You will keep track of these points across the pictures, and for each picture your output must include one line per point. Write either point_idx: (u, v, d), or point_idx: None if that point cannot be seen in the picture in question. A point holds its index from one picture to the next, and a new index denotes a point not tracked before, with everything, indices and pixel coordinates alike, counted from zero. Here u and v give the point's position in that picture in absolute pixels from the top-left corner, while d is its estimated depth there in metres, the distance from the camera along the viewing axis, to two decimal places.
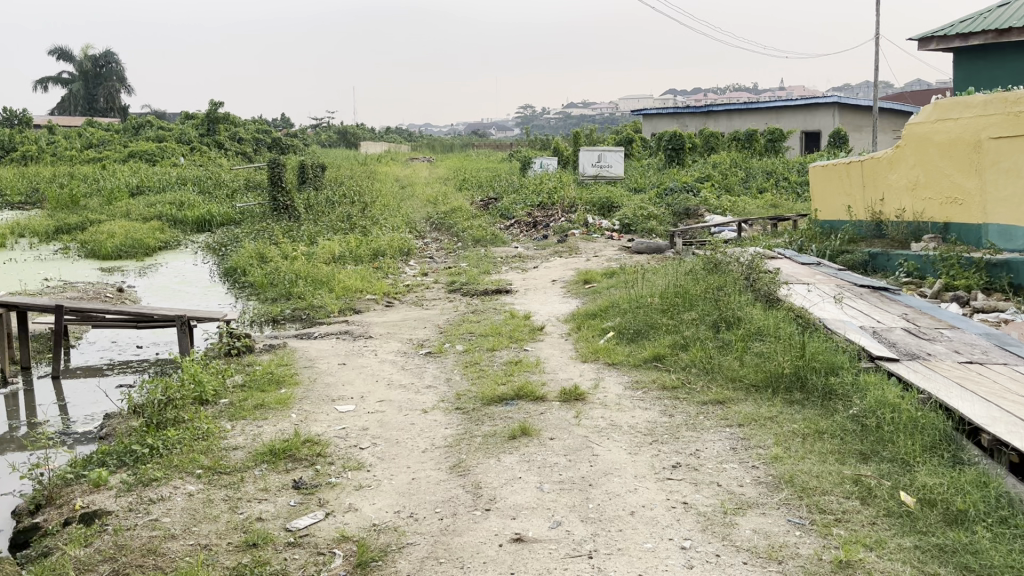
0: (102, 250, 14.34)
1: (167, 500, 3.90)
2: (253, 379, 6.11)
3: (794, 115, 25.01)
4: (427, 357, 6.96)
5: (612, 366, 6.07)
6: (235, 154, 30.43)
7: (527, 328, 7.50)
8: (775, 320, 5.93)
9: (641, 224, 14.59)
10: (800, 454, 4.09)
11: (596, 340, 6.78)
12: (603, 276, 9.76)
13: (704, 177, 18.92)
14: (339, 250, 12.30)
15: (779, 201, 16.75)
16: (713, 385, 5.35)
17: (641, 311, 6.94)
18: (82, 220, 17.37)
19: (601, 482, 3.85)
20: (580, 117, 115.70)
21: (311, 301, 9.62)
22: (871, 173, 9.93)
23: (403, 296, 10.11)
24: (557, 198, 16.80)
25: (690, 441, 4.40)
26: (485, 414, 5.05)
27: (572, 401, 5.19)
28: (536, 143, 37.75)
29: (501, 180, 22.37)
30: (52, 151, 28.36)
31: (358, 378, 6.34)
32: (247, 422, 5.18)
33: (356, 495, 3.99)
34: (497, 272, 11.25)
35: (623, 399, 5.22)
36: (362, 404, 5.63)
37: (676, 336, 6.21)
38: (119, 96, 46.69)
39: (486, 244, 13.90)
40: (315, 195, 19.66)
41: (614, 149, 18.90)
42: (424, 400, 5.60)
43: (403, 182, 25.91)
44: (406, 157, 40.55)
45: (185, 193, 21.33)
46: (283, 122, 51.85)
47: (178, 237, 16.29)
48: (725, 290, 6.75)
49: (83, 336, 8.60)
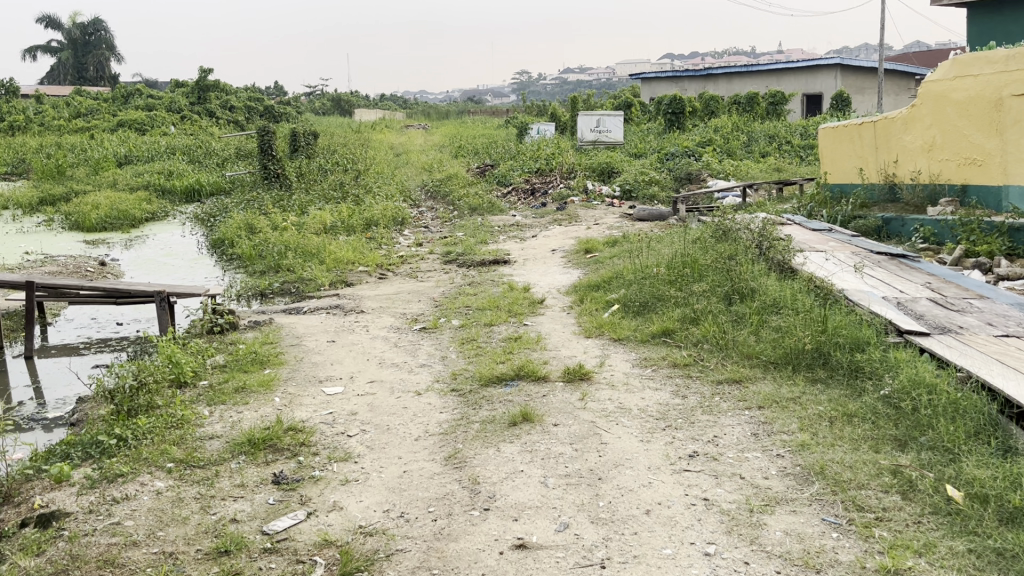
0: (86, 223, 13.87)
1: (132, 500, 3.53)
2: (234, 359, 5.72)
3: (796, 77, 24.44)
4: (422, 333, 6.58)
5: (618, 342, 5.69)
6: (226, 122, 29.79)
7: (527, 300, 7.11)
8: (792, 291, 5.55)
9: (642, 190, 14.14)
10: (830, 441, 3.73)
11: (599, 314, 6.41)
12: (605, 245, 9.36)
13: (705, 140, 18.44)
14: (331, 220, 11.87)
15: (782, 165, 16.31)
16: (728, 362, 4.98)
17: (647, 282, 6.54)
18: (68, 191, 16.88)
19: (611, 476, 3.49)
20: (576, 83, 114.35)
21: (301, 274, 9.22)
22: (884, 133, 9.49)
23: (397, 267, 9.72)
24: (555, 165, 16.34)
25: (706, 427, 4.03)
26: (483, 397, 4.68)
27: (577, 381, 4.82)
28: (533, 109, 37.05)
29: (497, 146, 21.84)
30: (40, 120, 27.72)
31: (347, 356, 5.96)
32: (226, 407, 4.79)
33: (341, 490, 3.62)
34: (495, 241, 10.84)
35: (631, 379, 4.84)
36: (351, 385, 5.27)
37: (687, 308, 5.83)
38: (109, 64, 45.84)
39: (483, 213, 13.45)
40: (307, 163, 19.14)
41: (614, 113, 18.37)
42: (418, 381, 5.24)
43: (397, 149, 25.37)
44: (401, 124, 39.89)
45: (174, 162, 20.76)
46: (277, 90, 51.06)
47: (165, 207, 15.83)
48: (737, 259, 6.36)
49: (60, 312, 8.20)
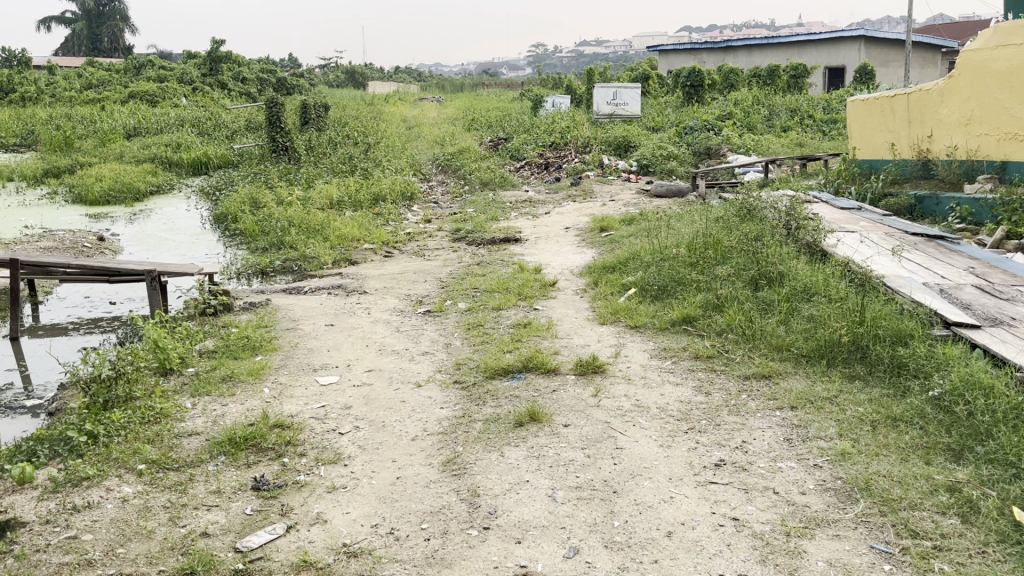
0: (89, 196, 13.54)
1: (95, 508, 3.18)
2: (224, 344, 5.37)
3: (818, 50, 23.72)
4: (426, 317, 6.21)
5: (634, 330, 5.29)
6: (238, 94, 29.36)
7: (538, 283, 6.71)
8: (826, 278, 5.13)
9: (660, 164, 13.64)
10: (873, 450, 3.33)
11: (615, 298, 6.00)
12: (621, 223, 8.93)
13: (725, 114, 17.85)
14: (337, 195, 11.49)
15: (805, 140, 15.74)
16: (756, 354, 4.57)
17: (666, 264, 6.13)
18: (72, 163, 16.55)
19: (628, 488, 3.10)
20: (592, 56, 112.84)
21: (303, 252, 8.86)
22: (918, 105, 8.96)
23: (404, 244, 9.34)
24: (570, 138, 15.85)
25: (734, 430, 3.63)
26: (488, 391, 4.30)
27: (590, 374, 4.42)
28: (548, 83, 36.36)
29: (511, 120, 21.29)
30: (51, 91, 27.37)
31: (345, 342, 5.59)
32: (210, 398, 4.43)
33: (327, 500, 3.26)
34: (506, 218, 10.42)
35: (648, 372, 4.45)
36: (347, 374, 4.90)
37: (710, 293, 5.42)
38: (124, 36, 45.37)
39: (494, 188, 13.01)
40: (317, 136, 18.71)
41: (631, 85, 17.78)
42: (418, 372, 4.86)
43: (410, 122, 24.87)
44: (415, 97, 39.25)
45: (183, 134, 20.38)
46: (291, 62, 50.56)
47: (171, 180, 15.47)
48: (763, 241, 5.94)
49: (52, 290, 7.87)
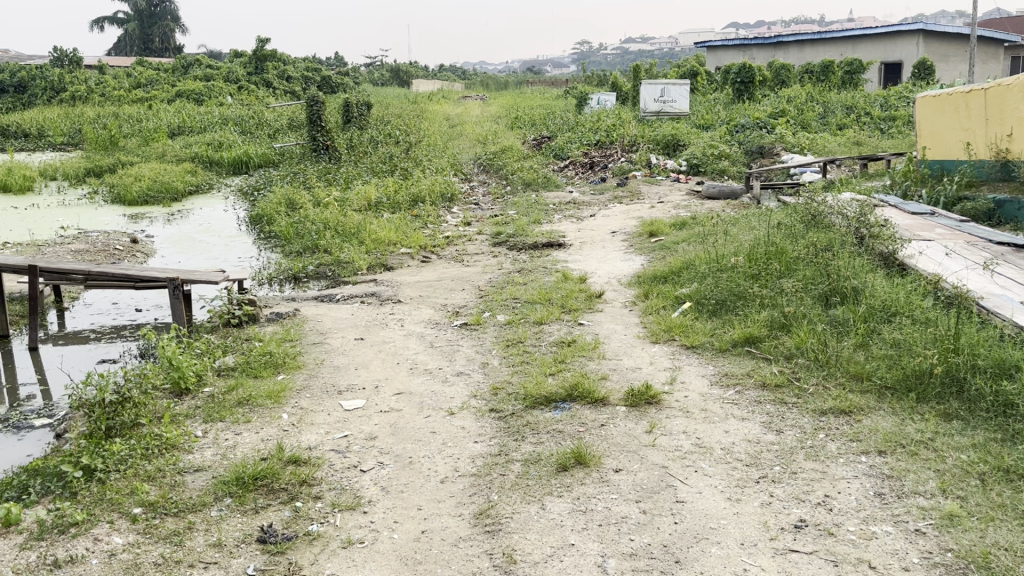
0: (128, 196, 13.37)
1: (79, 564, 2.80)
2: (245, 360, 4.99)
3: (874, 45, 22.77)
4: (463, 331, 5.77)
5: (690, 351, 4.78)
6: (282, 92, 29.30)
7: (583, 294, 6.23)
8: (909, 299, 4.55)
9: (711, 164, 13.05)
10: (988, 513, 2.79)
11: (668, 313, 5.49)
12: (671, 227, 8.39)
13: (778, 111, 17.10)
14: (375, 195, 11.13)
15: (863, 138, 14.98)
16: (832, 384, 4.04)
17: (724, 275, 5.59)
18: (114, 163, 16.47)
19: (693, 559, 2.62)
20: (637, 53, 111.55)
21: (338, 256, 8.49)
22: (996, 102, 8.19)
23: (442, 248, 8.92)
24: (616, 136, 15.30)
25: (814, 481, 3.12)
26: (527, 423, 3.83)
27: (642, 406, 3.93)
28: (592, 80, 35.66)
29: (555, 117, 20.74)
30: (100, 90, 27.53)
31: (374, 359, 5.17)
32: (223, 425, 4.05)
33: (341, 557, 2.83)
34: (549, 221, 9.95)
35: (709, 404, 3.95)
36: (374, 398, 4.48)
37: (775, 310, 4.89)
38: (174, 35, 45.82)
39: (537, 188, 12.54)
40: (359, 135, 18.41)
41: (680, 82, 17.10)
42: (452, 396, 4.42)
43: (452, 121, 24.47)
44: (459, 95, 38.87)
45: (225, 133, 20.27)
46: (337, 60, 50.64)
47: (211, 180, 15.28)
48: (833, 252, 5.38)
49: (78, 296, 7.60)
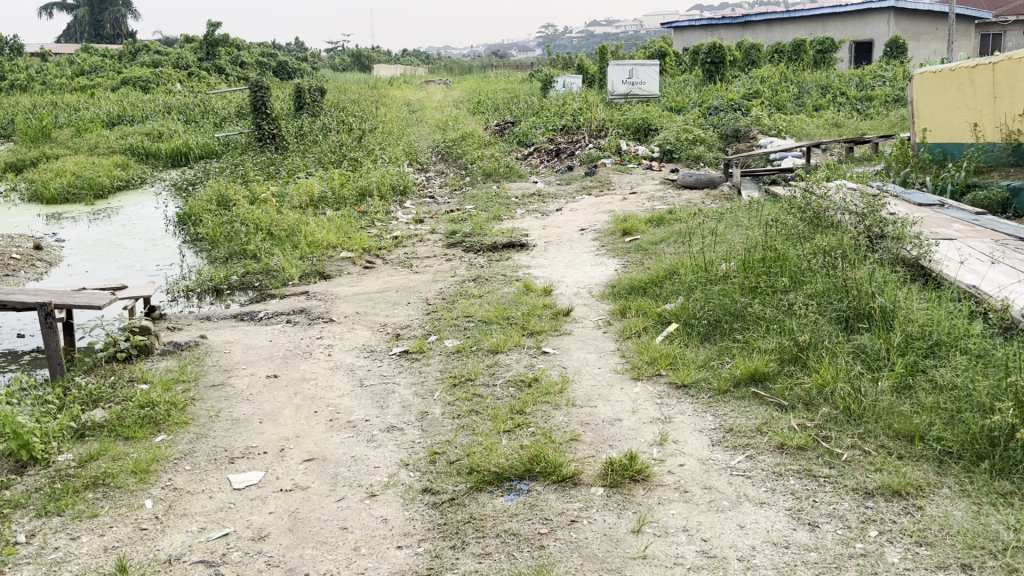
0: (47, 193, 12.08)
1: None
2: (117, 415, 3.90)
3: (845, 23, 21.93)
4: (401, 361, 4.72)
5: (681, 393, 3.79)
6: (235, 78, 27.78)
7: (547, 311, 5.21)
8: (954, 326, 3.61)
9: (685, 150, 12.09)
10: None
11: (651, 337, 4.49)
12: (648, 224, 7.41)
13: (752, 92, 16.14)
14: (318, 189, 10.02)
15: (843, 120, 14.05)
16: (873, 447, 3.07)
17: (714, 288, 4.61)
18: (39, 155, 15.08)
19: None
20: (602, 36, 110.48)
21: (267, 263, 7.39)
22: (1007, 77, 7.27)
23: (388, 251, 7.86)
24: (583, 121, 14.27)
25: None
26: (471, 518, 2.81)
27: (626, 485, 2.94)
28: (558, 63, 34.53)
29: (519, 102, 19.61)
30: (41, 78, 25.86)
31: (286, 406, 4.12)
32: (60, 524, 2.99)
33: None
34: (511, 216, 8.91)
35: (715, 480, 2.97)
36: (277, 469, 3.43)
37: (785, 335, 3.92)
38: (127, 22, 43.87)
39: (499, 179, 11.49)
40: (310, 123, 17.15)
41: (649, 62, 16.04)
42: (378, 465, 3.37)
43: (413, 107, 23.24)
44: (422, 80, 37.55)
45: (168, 122, 18.90)
46: (297, 47, 49.02)
47: (144, 174, 14.00)
48: (849, 259, 4.44)
49: None
